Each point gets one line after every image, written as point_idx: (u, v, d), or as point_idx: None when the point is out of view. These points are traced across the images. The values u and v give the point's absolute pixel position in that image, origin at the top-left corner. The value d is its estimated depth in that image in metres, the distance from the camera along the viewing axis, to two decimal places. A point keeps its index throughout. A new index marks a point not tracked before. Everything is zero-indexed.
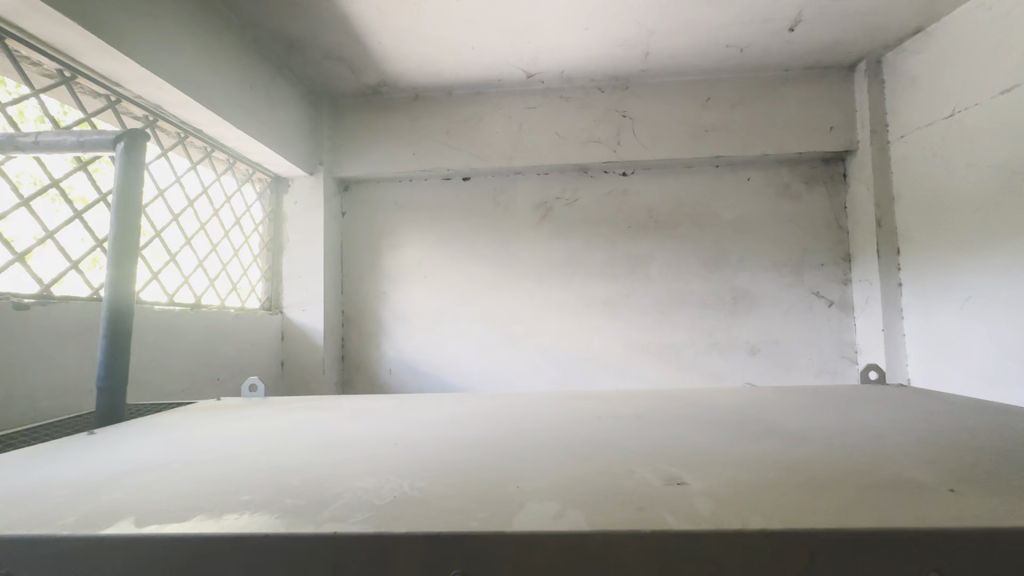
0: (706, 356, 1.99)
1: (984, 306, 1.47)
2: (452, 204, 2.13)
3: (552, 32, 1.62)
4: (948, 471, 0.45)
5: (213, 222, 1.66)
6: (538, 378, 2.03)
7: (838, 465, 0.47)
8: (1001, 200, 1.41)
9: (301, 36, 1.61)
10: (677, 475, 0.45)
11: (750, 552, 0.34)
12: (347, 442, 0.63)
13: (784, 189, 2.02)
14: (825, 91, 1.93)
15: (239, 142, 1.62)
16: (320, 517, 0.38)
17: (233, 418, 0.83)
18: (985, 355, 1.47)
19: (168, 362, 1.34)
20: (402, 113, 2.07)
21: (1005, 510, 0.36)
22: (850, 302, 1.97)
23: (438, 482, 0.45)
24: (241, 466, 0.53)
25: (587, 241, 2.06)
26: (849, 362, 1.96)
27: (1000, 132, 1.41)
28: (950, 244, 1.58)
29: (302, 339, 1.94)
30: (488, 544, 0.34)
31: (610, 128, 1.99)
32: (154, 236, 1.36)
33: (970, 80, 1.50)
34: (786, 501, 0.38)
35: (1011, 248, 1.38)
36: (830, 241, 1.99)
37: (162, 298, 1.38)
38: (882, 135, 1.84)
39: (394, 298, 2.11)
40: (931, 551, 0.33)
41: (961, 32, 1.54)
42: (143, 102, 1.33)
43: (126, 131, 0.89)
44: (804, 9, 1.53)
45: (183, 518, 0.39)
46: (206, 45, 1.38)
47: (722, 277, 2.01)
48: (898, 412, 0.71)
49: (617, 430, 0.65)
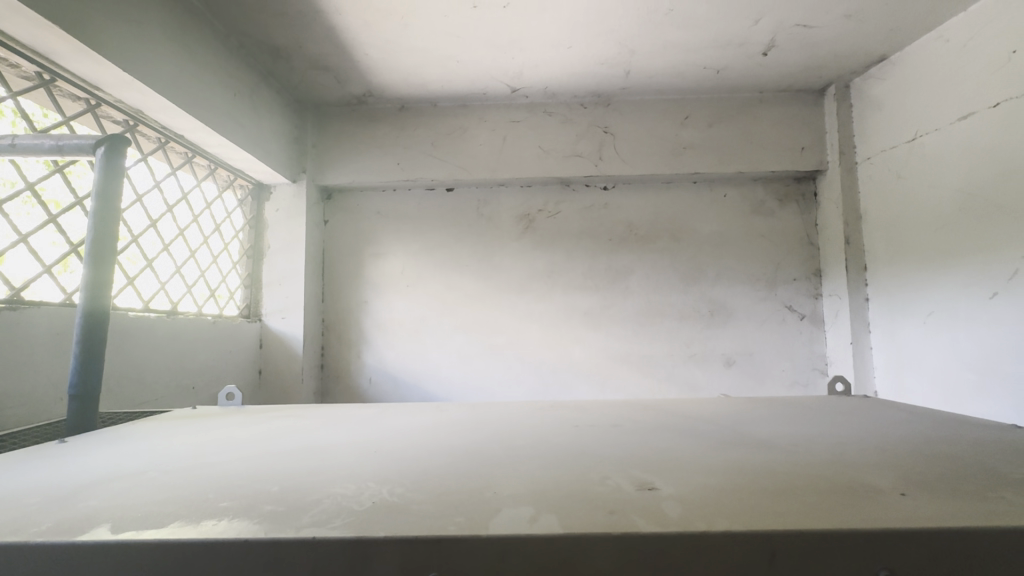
0: (684, 368, 2.03)
1: (944, 322, 1.54)
2: (435, 214, 2.14)
3: (536, 49, 1.66)
4: (902, 477, 0.47)
5: (192, 228, 1.63)
6: (518, 387, 2.04)
7: (803, 471, 0.49)
8: (961, 220, 1.47)
9: (286, 45, 1.61)
10: (648, 480, 0.47)
11: (714, 551, 0.35)
12: (327, 450, 0.63)
13: (759, 205, 2.09)
14: (797, 113, 2.01)
15: (221, 148, 1.61)
16: (298, 523, 0.39)
17: (210, 427, 0.82)
18: (945, 367, 1.53)
19: (142, 370, 1.32)
20: (388, 123, 2.08)
21: (949, 512, 0.39)
22: (821, 316, 2.03)
23: (417, 489, 0.46)
24: (219, 474, 0.53)
25: (569, 253, 2.09)
26: (820, 374, 2.02)
27: (957, 157, 1.49)
28: (915, 260, 1.64)
29: (281, 348, 1.92)
30: (464, 548, 0.35)
31: (592, 143, 2.03)
32: (131, 242, 1.34)
33: (931, 107, 1.58)
34: (752, 506, 0.40)
35: (970, 266, 1.45)
36: (801, 257, 2.06)
37: (136, 304, 1.35)
38: (849, 157, 1.92)
39: (375, 307, 2.10)
40: (881, 551, 0.36)
41: (921, 61, 1.63)
42: (124, 107, 1.32)
43: (107, 136, 0.88)
44: (776, 35, 1.60)
45: (160, 524, 0.39)
46: (190, 52, 1.38)
47: (699, 290, 2.06)
48: (859, 422, 0.75)
49: (594, 437, 0.67)
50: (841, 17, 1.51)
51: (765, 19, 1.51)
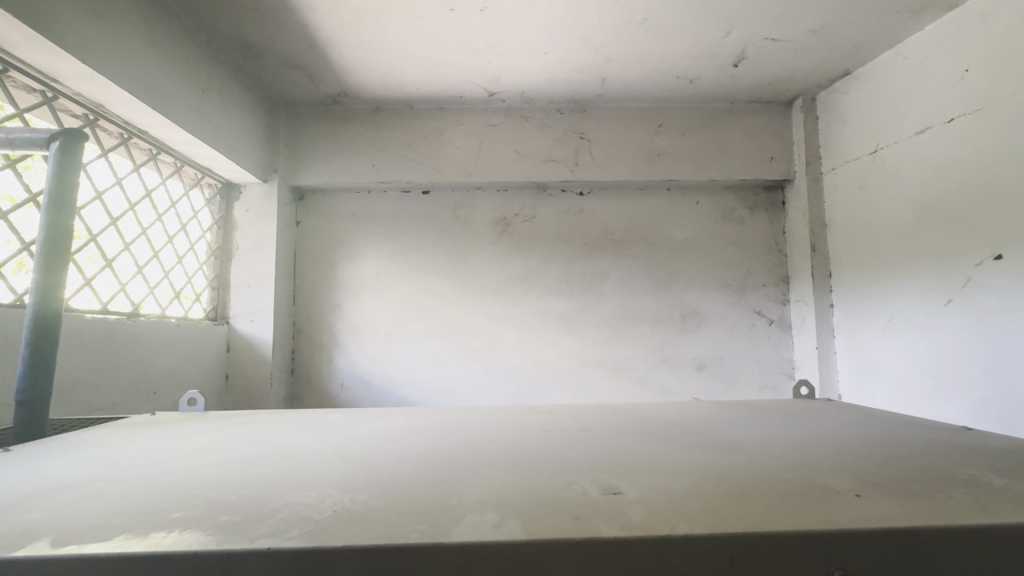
0: (657, 372, 2.05)
1: (903, 326, 1.59)
2: (411, 217, 2.12)
3: (514, 54, 1.67)
4: (858, 478, 0.48)
5: (156, 227, 1.57)
6: (492, 392, 2.03)
7: (765, 473, 0.50)
8: (919, 229, 1.53)
9: (257, 41, 1.58)
10: (614, 484, 0.47)
11: (675, 556, 0.36)
12: (292, 456, 0.62)
13: (729, 213, 2.14)
14: (766, 123, 2.07)
15: (187, 145, 1.56)
16: (254, 534, 0.37)
17: (168, 434, 0.79)
18: (905, 371, 1.59)
19: (98, 375, 1.26)
20: (363, 124, 2.06)
21: (902, 511, 0.40)
22: (788, 321, 2.09)
23: (380, 496, 0.45)
24: (175, 483, 0.51)
25: (545, 257, 2.10)
26: (787, 377, 2.08)
27: (915, 169, 1.55)
28: (877, 267, 1.70)
29: (249, 351, 1.86)
30: (426, 554, 0.35)
31: (569, 149, 2.05)
32: (90, 240, 1.29)
33: (890, 121, 1.65)
34: (712, 509, 0.41)
35: (926, 274, 1.51)
36: (770, 263, 2.12)
37: (95, 306, 1.30)
38: (815, 167, 1.99)
39: (348, 310, 2.07)
40: (838, 552, 0.36)
41: (882, 76, 1.70)
42: (83, 100, 1.27)
43: (61, 130, 0.85)
44: (746, 47, 1.64)
45: (106, 537, 0.37)
46: (156, 46, 1.33)
47: (672, 295, 2.09)
48: (822, 425, 0.77)
49: (563, 442, 0.67)
50: (807, 32, 1.56)
51: (735, 32, 1.55)
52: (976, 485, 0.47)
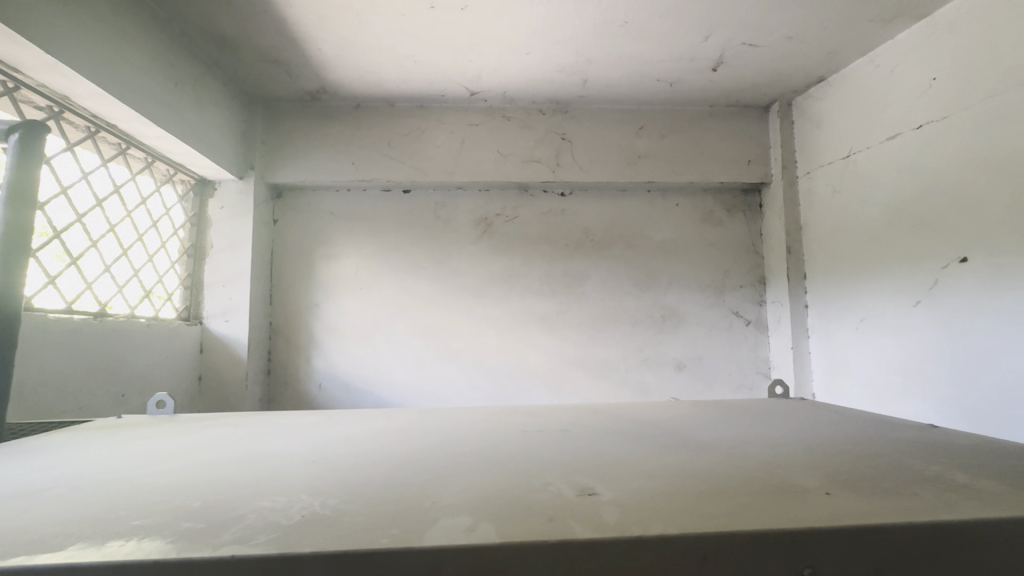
0: (637, 372, 2.07)
1: (874, 327, 1.64)
2: (391, 216, 2.10)
3: (495, 53, 1.66)
4: (828, 476, 0.49)
5: (125, 224, 1.52)
6: (473, 393, 2.02)
7: (738, 473, 0.51)
8: (889, 232, 1.57)
9: (232, 35, 1.54)
10: (589, 485, 0.47)
11: (649, 557, 0.35)
12: (262, 460, 0.60)
13: (708, 214, 2.17)
14: (744, 127, 2.11)
15: (159, 140, 1.52)
16: (217, 541, 0.36)
17: (132, 438, 0.76)
18: (876, 371, 1.63)
19: (61, 377, 1.22)
20: (342, 122, 2.03)
21: (869, 509, 0.41)
22: (765, 321, 2.13)
23: (352, 500, 0.44)
24: (136, 489, 0.49)
25: (526, 257, 2.10)
26: (763, 377, 2.11)
27: (886, 174, 1.59)
28: (849, 269, 1.74)
29: (223, 352, 1.82)
30: (397, 560, 0.34)
31: (550, 149, 2.05)
32: (54, 237, 1.24)
33: (863, 126, 1.69)
34: (686, 509, 0.41)
35: (896, 275, 1.55)
36: (747, 265, 2.16)
37: (58, 305, 1.25)
38: (791, 171, 2.03)
39: (327, 310, 2.04)
40: (806, 551, 0.37)
41: (855, 83, 1.74)
42: (48, 91, 1.22)
43: (22, 123, 0.82)
44: (725, 52, 1.67)
45: (58, 547, 0.36)
46: (125, 36, 1.29)
47: (652, 295, 2.11)
48: (795, 424, 0.78)
49: (542, 443, 0.66)
50: (784, 38, 1.59)
51: (714, 37, 1.58)
52: (940, 482, 0.48)
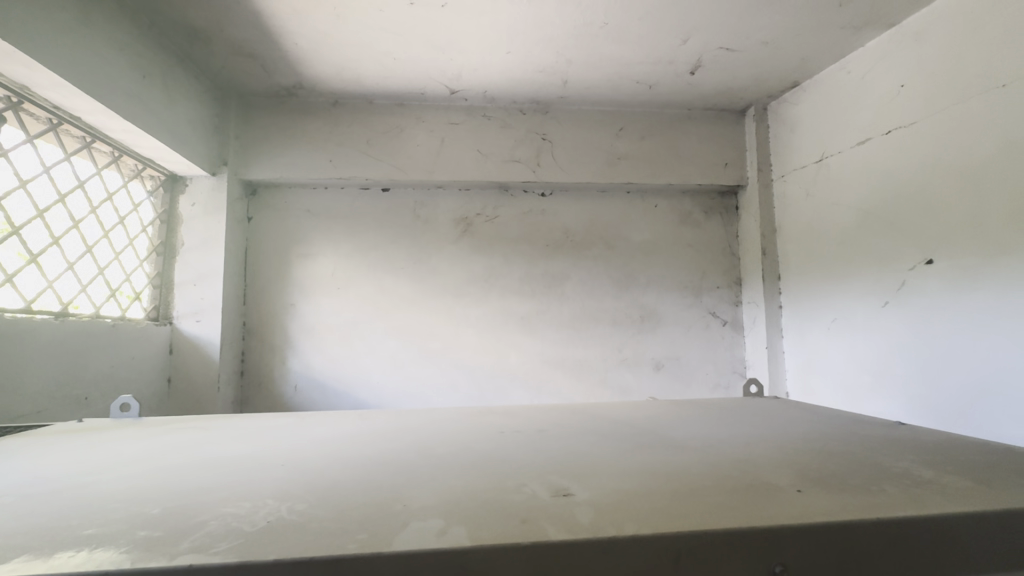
0: (617, 373, 2.08)
1: (845, 327, 1.68)
2: (370, 215, 2.07)
3: (476, 52, 1.65)
4: (799, 474, 0.50)
5: (90, 221, 1.47)
6: (452, 393, 2.01)
7: (712, 472, 0.51)
8: (859, 235, 1.62)
9: (204, 27, 1.50)
10: (564, 486, 0.46)
11: (623, 558, 0.35)
12: (228, 464, 0.58)
13: (686, 216, 2.20)
14: (721, 130, 2.14)
15: (126, 133, 1.47)
16: (175, 550, 0.34)
17: (92, 443, 0.73)
18: (846, 369, 1.67)
19: (18, 379, 1.16)
20: (320, 118, 1.99)
21: (841, 506, 0.41)
22: (740, 322, 2.17)
23: (321, 504, 0.43)
24: (89, 497, 0.46)
25: (506, 257, 2.09)
26: (739, 376, 2.15)
27: (857, 178, 1.63)
28: (822, 270, 1.78)
29: (195, 353, 1.77)
30: (365, 565, 0.33)
31: (531, 149, 2.05)
32: (13, 234, 1.19)
33: (835, 131, 1.73)
34: (659, 509, 0.41)
35: (865, 276, 1.59)
36: (724, 266, 2.19)
37: (18, 304, 1.20)
38: (766, 174, 2.07)
39: (303, 310, 2.00)
40: (778, 549, 0.37)
41: (828, 89, 1.78)
42: (5, 81, 1.16)
43: None
44: (702, 55, 1.69)
45: (2, 560, 0.33)
46: (90, 26, 1.24)
47: (631, 295, 2.13)
48: (768, 423, 0.79)
49: (517, 444, 0.66)
50: (760, 43, 1.62)
51: (692, 40, 1.59)
52: (906, 478, 0.49)
